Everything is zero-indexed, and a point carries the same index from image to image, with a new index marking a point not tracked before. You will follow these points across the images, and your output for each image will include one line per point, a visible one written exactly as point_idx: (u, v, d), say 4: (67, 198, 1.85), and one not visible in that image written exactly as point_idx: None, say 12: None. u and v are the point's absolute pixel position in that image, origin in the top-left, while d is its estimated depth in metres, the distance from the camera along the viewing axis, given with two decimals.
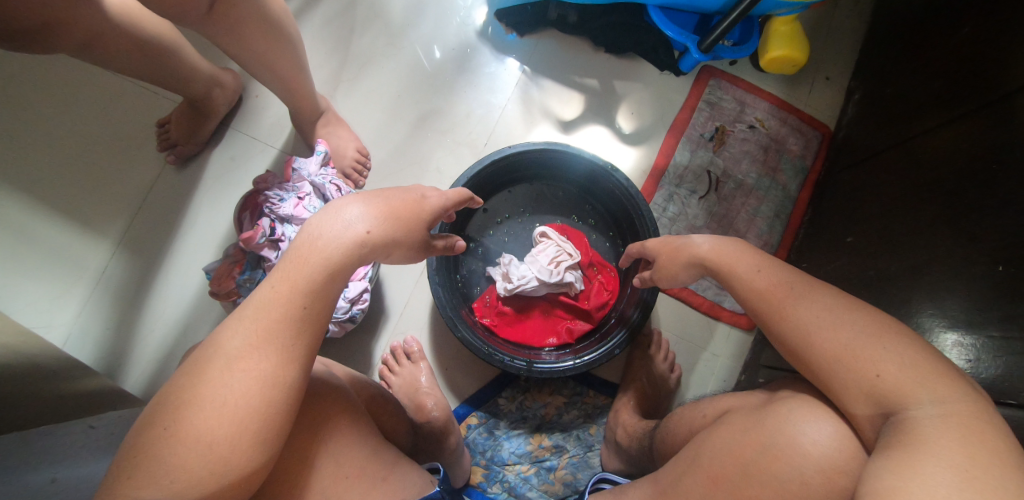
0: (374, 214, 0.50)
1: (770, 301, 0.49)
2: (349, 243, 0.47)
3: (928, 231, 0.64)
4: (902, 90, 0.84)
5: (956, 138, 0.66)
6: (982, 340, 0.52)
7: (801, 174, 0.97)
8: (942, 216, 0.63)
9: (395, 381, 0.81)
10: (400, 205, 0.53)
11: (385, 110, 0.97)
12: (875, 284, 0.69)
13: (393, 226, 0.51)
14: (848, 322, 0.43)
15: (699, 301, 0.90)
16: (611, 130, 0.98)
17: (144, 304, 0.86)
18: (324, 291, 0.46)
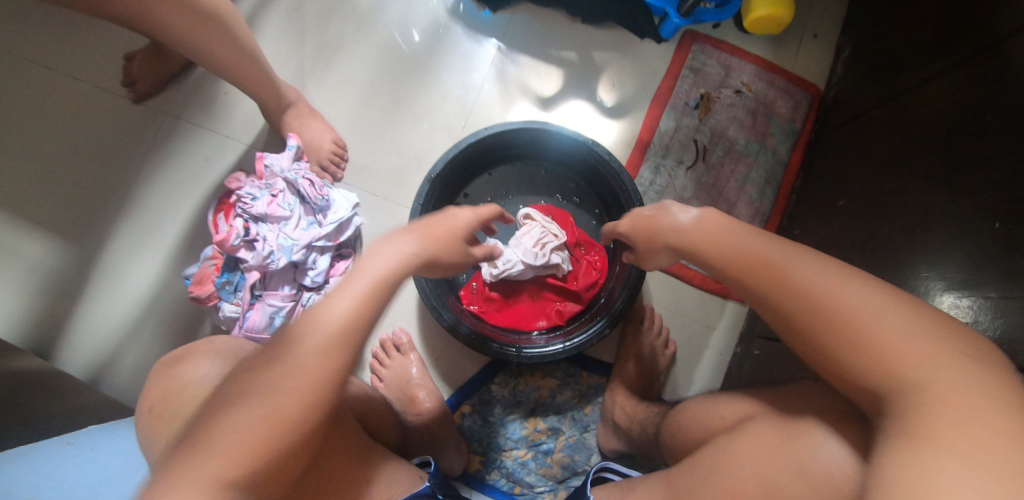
0: (409, 233, 0.49)
1: (767, 272, 0.44)
2: (393, 259, 0.46)
3: (920, 189, 0.61)
4: (890, 44, 0.81)
5: (946, 91, 0.63)
6: (981, 301, 0.50)
7: (791, 137, 0.94)
8: (934, 173, 0.60)
9: (386, 374, 0.81)
10: (431, 225, 0.53)
11: (358, 98, 0.94)
12: (868, 249, 0.66)
13: (431, 244, 0.51)
14: (846, 290, 0.37)
15: (692, 276, 0.87)
16: (592, 104, 0.94)
17: (127, 312, 0.85)
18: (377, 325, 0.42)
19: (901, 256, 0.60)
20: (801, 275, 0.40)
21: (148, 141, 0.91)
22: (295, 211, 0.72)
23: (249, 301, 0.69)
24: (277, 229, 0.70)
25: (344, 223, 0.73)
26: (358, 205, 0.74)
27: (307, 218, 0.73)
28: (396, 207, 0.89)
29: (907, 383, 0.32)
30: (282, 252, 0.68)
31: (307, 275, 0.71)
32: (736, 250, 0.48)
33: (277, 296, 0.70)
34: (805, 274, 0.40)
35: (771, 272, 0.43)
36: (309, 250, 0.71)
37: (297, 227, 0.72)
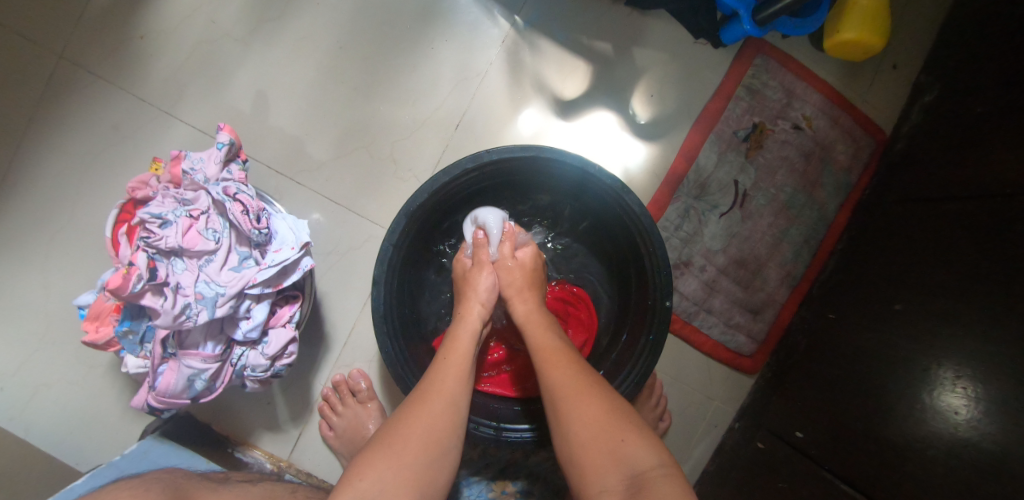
0: (439, 380, 0.46)
1: (546, 360, 0.49)
2: (429, 406, 0.44)
3: (987, 325, 0.53)
4: (981, 113, 0.67)
5: None
6: (979, 436, 0.51)
7: (843, 191, 0.79)
8: (993, 313, 0.54)
9: (337, 424, 0.67)
10: (458, 348, 0.51)
11: (323, 69, 0.71)
12: (893, 368, 0.61)
13: (461, 377, 0.48)
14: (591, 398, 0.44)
15: (703, 341, 0.76)
16: (622, 117, 0.75)
17: (17, 316, 0.69)
18: (434, 442, 0.42)
19: (929, 380, 0.57)
20: (530, 316, 0.56)
21: (34, 95, 0.68)
22: (223, 242, 0.55)
23: (160, 356, 0.54)
24: (197, 268, 0.54)
25: (288, 265, 0.56)
26: (309, 241, 0.57)
27: (239, 251, 0.56)
28: (362, 222, 0.71)
29: (631, 479, 0.38)
30: (202, 304, 0.52)
31: (238, 328, 0.55)
32: (543, 329, 0.54)
33: (196, 357, 0.54)
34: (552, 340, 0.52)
35: (547, 355, 0.50)
36: (240, 298, 0.55)
37: (226, 265, 0.55)
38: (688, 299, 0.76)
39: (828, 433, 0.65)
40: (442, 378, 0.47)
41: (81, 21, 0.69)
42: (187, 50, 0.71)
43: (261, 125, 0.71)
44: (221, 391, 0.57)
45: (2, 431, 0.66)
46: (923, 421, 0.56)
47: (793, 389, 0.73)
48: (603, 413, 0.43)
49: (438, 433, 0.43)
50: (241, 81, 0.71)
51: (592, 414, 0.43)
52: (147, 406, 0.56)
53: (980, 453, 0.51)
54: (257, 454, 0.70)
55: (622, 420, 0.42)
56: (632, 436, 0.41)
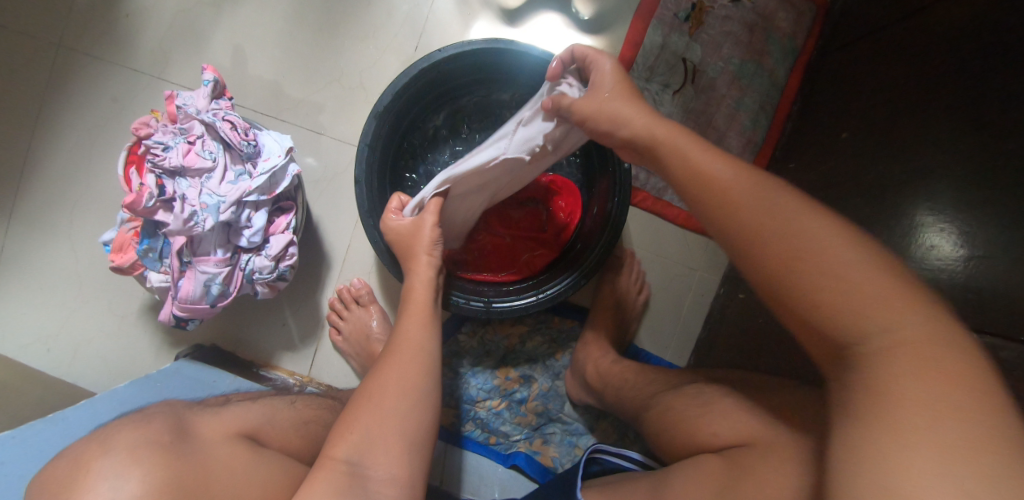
0: (404, 334, 0.54)
1: (708, 191, 0.35)
2: (399, 360, 0.51)
3: (923, 130, 0.56)
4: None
5: (954, 14, 0.56)
6: (951, 277, 0.49)
7: (790, 56, 0.83)
8: (930, 109, 0.56)
9: (344, 327, 0.74)
10: (416, 306, 0.56)
11: (288, 18, 0.78)
12: (864, 194, 0.61)
13: (427, 331, 0.55)
14: (819, 236, 0.30)
15: (675, 213, 0.81)
16: (567, 17, 0.80)
17: (63, 281, 0.79)
18: (411, 382, 0.49)
19: (906, 209, 0.55)
20: (655, 128, 0.41)
21: (43, 82, 0.77)
22: (220, 160, 0.61)
23: (179, 268, 0.61)
24: (200, 184, 0.60)
25: (278, 172, 0.62)
26: (293, 148, 0.63)
27: (234, 169, 0.62)
28: (343, 148, 0.78)
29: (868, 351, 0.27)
30: (207, 212, 0.59)
31: (243, 235, 0.62)
32: (682, 143, 0.39)
33: (209, 262, 0.61)
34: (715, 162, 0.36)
35: (704, 184, 0.36)
36: (241, 207, 0.61)
37: (224, 180, 0.61)
38: (655, 176, 0.80)
39: None
40: (407, 335, 0.54)
41: (71, 10, 0.77)
42: (165, 20, 0.78)
43: (241, 77, 0.78)
44: (235, 295, 0.64)
45: (60, 380, 0.75)
46: (889, 232, 0.56)
47: None
48: (844, 259, 0.29)
49: (413, 380, 0.50)
50: (217, 40, 0.78)
51: (816, 258, 0.29)
52: (174, 317, 0.63)
53: (956, 266, 0.49)
54: (279, 372, 0.77)
55: (843, 263, 0.28)
56: (896, 306, 0.26)
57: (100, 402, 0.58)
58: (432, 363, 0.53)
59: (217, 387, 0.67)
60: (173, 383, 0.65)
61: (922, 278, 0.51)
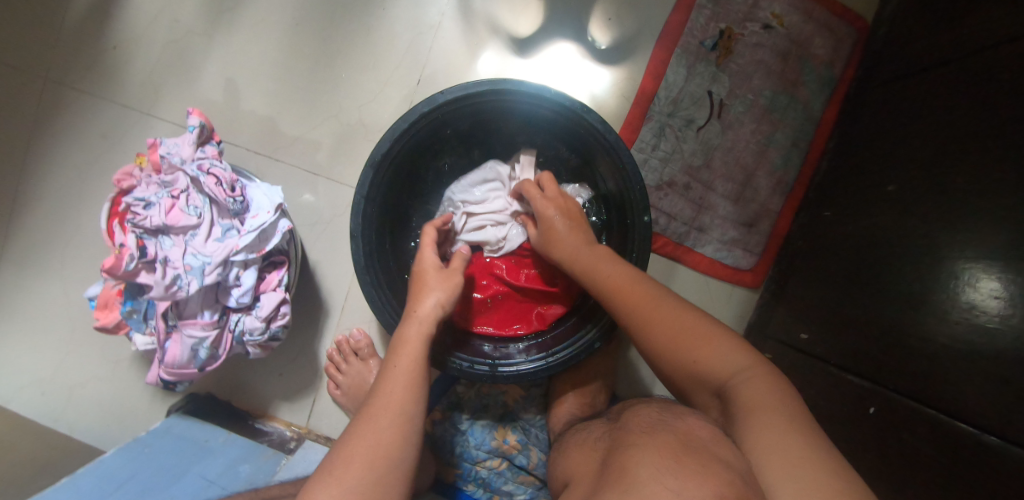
0: (387, 390, 0.46)
1: (623, 301, 0.48)
2: (372, 426, 0.43)
3: (974, 183, 0.49)
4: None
5: (1012, 56, 0.50)
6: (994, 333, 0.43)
7: (827, 87, 0.76)
8: (988, 162, 0.48)
9: (342, 381, 0.70)
10: (405, 361, 0.48)
11: (283, 48, 0.74)
12: (911, 256, 0.54)
13: (412, 396, 0.46)
14: (679, 319, 0.45)
15: (696, 260, 0.75)
16: (582, 46, 0.74)
17: (48, 323, 0.75)
18: (386, 454, 0.42)
19: (944, 262, 0.50)
20: (581, 250, 0.55)
21: (30, 117, 0.74)
22: (205, 217, 0.57)
23: (164, 331, 0.57)
24: (184, 243, 0.56)
25: (267, 228, 0.58)
26: (283, 203, 0.59)
27: (221, 224, 0.58)
28: (342, 189, 0.74)
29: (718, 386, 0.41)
30: (191, 274, 0.55)
31: (231, 295, 0.58)
32: (604, 261, 0.53)
33: (196, 326, 0.57)
34: (609, 265, 0.52)
35: (613, 286, 0.50)
36: (228, 266, 0.57)
37: (210, 237, 0.57)
38: (676, 220, 0.75)
39: (830, 332, 0.62)
40: (390, 391, 0.46)
41: (59, 41, 0.74)
42: (157, 52, 0.74)
43: (235, 112, 0.74)
44: (225, 358, 0.61)
45: (46, 427, 0.71)
46: (936, 304, 0.49)
47: (795, 296, 0.70)
48: (706, 336, 0.44)
49: (389, 451, 0.42)
50: (210, 73, 0.74)
51: (681, 330, 0.44)
52: (161, 380, 0.60)
53: (1007, 353, 0.42)
54: (276, 423, 0.74)
55: (704, 339, 0.43)
56: (728, 350, 0.43)
57: (84, 480, 0.53)
58: (416, 428, 0.45)
59: (209, 449, 0.63)
60: (162, 448, 0.61)
61: (972, 366, 0.45)
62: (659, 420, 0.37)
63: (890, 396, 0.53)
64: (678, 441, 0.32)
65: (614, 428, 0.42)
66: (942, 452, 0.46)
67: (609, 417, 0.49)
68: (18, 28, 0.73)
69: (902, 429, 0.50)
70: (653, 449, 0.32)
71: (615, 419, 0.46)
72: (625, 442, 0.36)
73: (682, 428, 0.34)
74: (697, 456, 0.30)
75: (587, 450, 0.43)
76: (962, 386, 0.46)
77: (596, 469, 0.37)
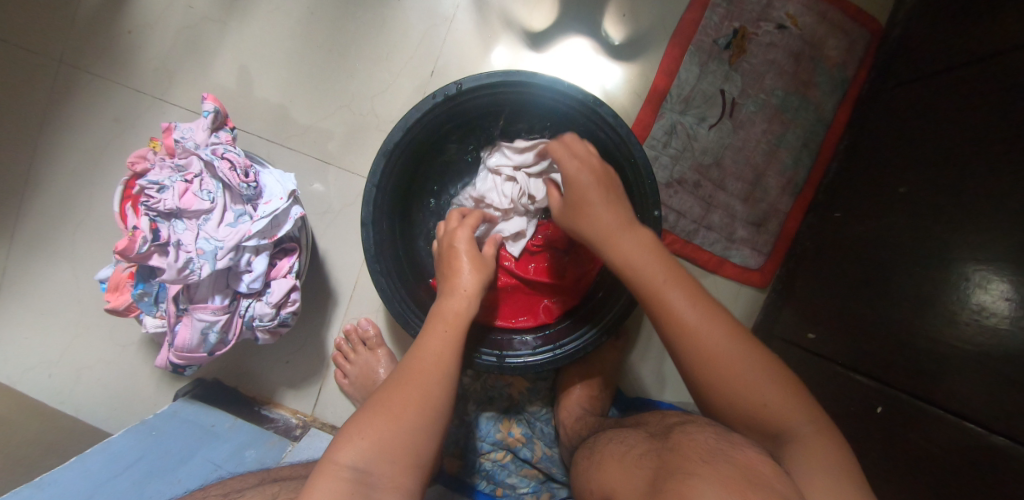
0: (426, 343, 0.48)
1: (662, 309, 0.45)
2: (412, 373, 0.46)
3: (988, 184, 0.49)
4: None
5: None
6: (1002, 336, 0.44)
7: (839, 88, 0.76)
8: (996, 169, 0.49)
9: (350, 371, 0.71)
10: (447, 320, 0.50)
11: (297, 36, 0.74)
12: (919, 258, 0.54)
13: (451, 345, 0.49)
14: (743, 352, 0.44)
15: (704, 258, 0.75)
16: (596, 42, 0.74)
17: (57, 305, 0.75)
18: (442, 381, 0.46)
19: (956, 262, 0.50)
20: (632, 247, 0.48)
21: (43, 100, 0.74)
22: (218, 202, 0.57)
23: (175, 314, 0.57)
24: (197, 227, 0.57)
25: (280, 215, 0.58)
26: (295, 190, 0.59)
27: (234, 209, 0.58)
28: (353, 179, 0.74)
29: (774, 432, 0.42)
30: (204, 258, 0.55)
31: (242, 281, 0.58)
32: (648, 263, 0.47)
33: (207, 310, 0.57)
34: (678, 293, 0.45)
35: (658, 294, 0.46)
36: (240, 252, 0.57)
37: (223, 222, 0.57)
38: (685, 218, 0.75)
39: (837, 332, 0.62)
40: (429, 345, 0.48)
41: (73, 25, 0.74)
42: (171, 38, 0.74)
43: (248, 100, 0.74)
44: (234, 343, 0.61)
45: (53, 409, 0.72)
46: (945, 305, 0.49)
47: (802, 297, 0.71)
48: (776, 388, 0.43)
49: (429, 403, 0.45)
50: (224, 60, 0.74)
51: (753, 360, 0.44)
52: (171, 364, 0.60)
53: (1004, 356, 0.43)
54: (283, 410, 0.75)
55: (767, 380, 0.43)
56: (767, 373, 0.43)
57: (93, 461, 0.53)
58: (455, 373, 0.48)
59: (217, 434, 0.63)
60: (170, 430, 0.61)
61: (981, 369, 0.45)
62: (715, 449, 0.38)
63: (897, 397, 0.53)
64: (739, 473, 0.34)
65: (661, 447, 0.43)
66: (947, 450, 0.47)
67: (647, 430, 0.51)
68: (32, 10, 0.73)
69: (907, 429, 0.51)
70: (716, 483, 0.33)
71: (657, 435, 0.47)
72: (679, 467, 0.37)
73: (741, 461, 0.36)
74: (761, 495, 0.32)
75: (629, 465, 0.44)
76: (969, 388, 0.46)
77: (644, 489, 0.39)
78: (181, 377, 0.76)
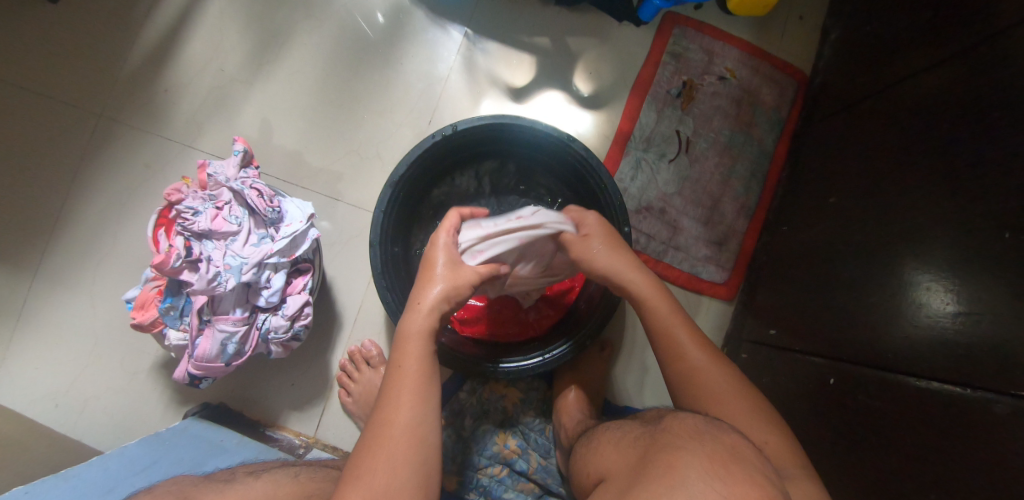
0: (395, 397, 0.49)
1: (669, 338, 0.57)
2: (388, 438, 0.47)
3: (907, 194, 0.59)
4: (882, 30, 0.75)
5: (919, 98, 0.62)
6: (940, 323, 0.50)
7: (776, 128, 0.90)
8: (918, 170, 0.58)
9: (354, 389, 0.75)
10: (409, 369, 0.51)
11: (313, 93, 0.86)
12: (866, 258, 0.62)
13: (422, 401, 0.50)
14: (738, 389, 0.54)
15: (675, 275, 0.84)
16: (569, 94, 0.87)
17: (74, 333, 0.79)
18: (423, 436, 0.48)
19: (897, 263, 0.58)
20: (647, 290, 0.59)
21: (81, 148, 0.83)
22: (244, 225, 0.65)
23: (197, 327, 0.63)
24: (224, 247, 0.64)
25: (299, 236, 0.66)
26: (313, 215, 0.67)
27: (258, 232, 0.66)
28: (359, 212, 0.83)
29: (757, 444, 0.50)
30: (230, 272, 0.62)
31: (261, 295, 0.65)
32: (665, 308, 0.59)
33: (227, 321, 0.63)
34: (682, 330, 0.57)
35: (670, 335, 0.58)
36: (262, 268, 0.64)
37: (247, 243, 0.65)
38: (655, 239, 0.85)
39: (796, 329, 0.70)
40: (399, 398, 0.49)
41: (116, 86, 0.85)
42: (202, 95, 0.85)
43: (268, 146, 0.84)
44: (249, 355, 0.66)
45: (59, 435, 0.73)
46: (889, 291, 0.58)
47: (762, 304, 0.79)
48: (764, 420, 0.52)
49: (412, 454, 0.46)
50: (247, 113, 0.85)
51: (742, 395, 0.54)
52: (188, 375, 0.65)
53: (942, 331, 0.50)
54: (286, 432, 0.77)
55: (755, 410, 0.53)
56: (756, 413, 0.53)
57: (111, 462, 0.57)
58: (432, 429, 0.50)
59: (225, 447, 0.66)
60: (180, 442, 0.64)
61: (915, 341, 0.52)
62: (703, 430, 0.42)
63: (847, 368, 0.60)
64: (721, 447, 0.38)
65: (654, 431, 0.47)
66: (893, 408, 0.54)
67: (642, 420, 0.55)
68: (81, 73, 0.84)
69: (856, 390, 0.58)
70: (700, 456, 0.37)
71: (650, 423, 0.52)
72: (669, 444, 0.41)
73: (726, 439, 0.40)
74: (740, 466, 0.36)
75: (623, 446, 0.49)
76: (922, 354, 0.51)
77: (634, 465, 0.43)
78: (187, 401, 0.79)
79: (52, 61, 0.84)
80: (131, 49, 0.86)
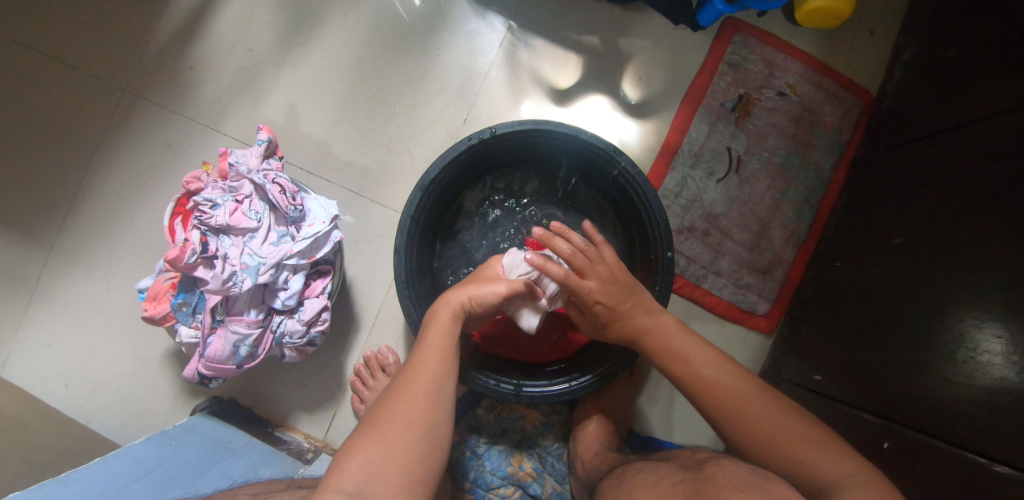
0: (418, 364, 0.49)
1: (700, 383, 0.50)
2: (405, 395, 0.47)
3: (982, 241, 0.53)
4: (965, 53, 0.68)
5: (1000, 133, 0.56)
6: (997, 379, 0.47)
7: (835, 151, 0.83)
8: (998, 224, 0.52)
9: (368, 396, 0.72)
10: (436, 337, 0.51)
11: (344, 81, 0.81)
12: (925, 302, 0.57)
13: (444, 366, 0.50)
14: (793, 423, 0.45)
15: (713, 302, 0.79)
16: (614, 100, 0.81)
17: (86, 315, 0.77)
18: (440, 398, 0.48)
19: (953, 315, 0.53)
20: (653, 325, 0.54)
21: (102, 122, 0.80)
22: (264, 222, 0.62)
23: (210, 325, 0.60)
24: (242, 244, 0.61)
25: (320, 237, 0.62)
26: (337, 215, 0.63)
27: (278, 230, 0.62)
28: (384, 211, 0.79)
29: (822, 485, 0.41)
30: (246, 273, 0.59)
31: (278, 297, 0.61)
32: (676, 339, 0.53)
33: (241, 323, 0.60)
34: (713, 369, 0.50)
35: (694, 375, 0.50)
36: (279, 269, 0.61)
37: (266, 241, 0.61)
38: (695, 263, 0.80)
39: (843, 376, 0.65)
40: (424, 360, 0.50)
41: (141, 59, 0.81)
42: (228, 75, 0.81)
43: (294, 134, 0.80)
44: (262, 358, 0.63)
45: (68, 418, 0.72)
46: (942, 347, 0.53)
47: (808, 343, 0.74)
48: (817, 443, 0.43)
49: (422, 416, 0.46)
50: (275, 98, 0.81)
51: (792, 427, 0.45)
52: (198, 374, 0.62)
53: (1005, 392, 0.46)
54: (295, 434, 0.75)
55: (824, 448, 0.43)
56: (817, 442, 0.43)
57: (116, 464, 0.54)
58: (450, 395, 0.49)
59: (233, 449, 0.64)
60: (188, 442, 0.62)
61: (977, 405, 0.48)
62: (747, 481, 0.35)
63: (901, 431, 0.56)
64: None
65: (692, 478, 0.40)
66: (950, 479, 0.49)
67: (678, 463, 0.47)
68: (106, 43, 0.81)
69: (915, 461, 0.53)
70: None
71: (690, 467, 0.44)
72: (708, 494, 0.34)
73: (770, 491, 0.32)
74: None
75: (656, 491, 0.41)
76: (977, 418, 0.48)
77: None
78: (197, 393, 0.77)
79: (77, 30, 0.80)
80: (158, 21, 0.82)
